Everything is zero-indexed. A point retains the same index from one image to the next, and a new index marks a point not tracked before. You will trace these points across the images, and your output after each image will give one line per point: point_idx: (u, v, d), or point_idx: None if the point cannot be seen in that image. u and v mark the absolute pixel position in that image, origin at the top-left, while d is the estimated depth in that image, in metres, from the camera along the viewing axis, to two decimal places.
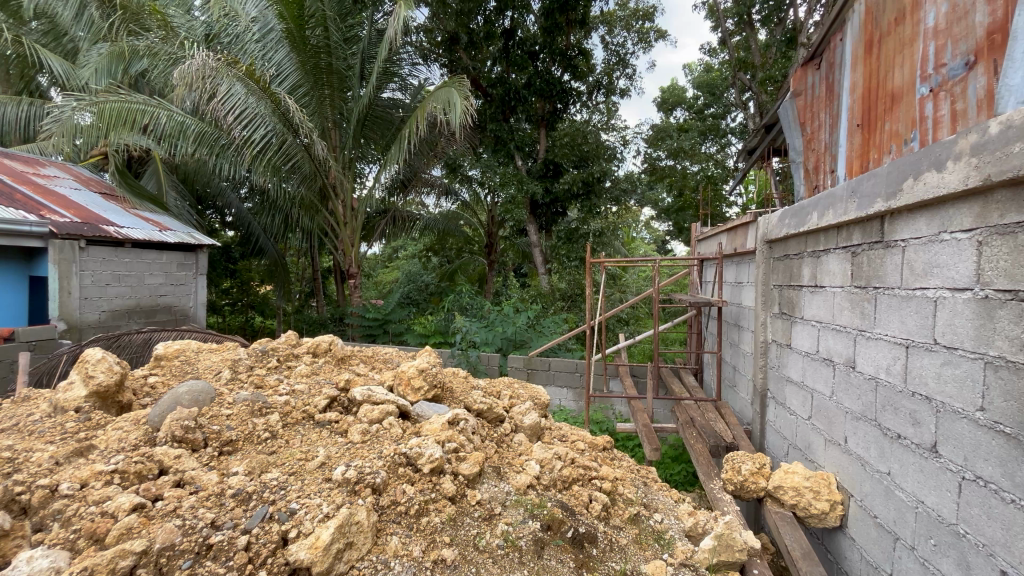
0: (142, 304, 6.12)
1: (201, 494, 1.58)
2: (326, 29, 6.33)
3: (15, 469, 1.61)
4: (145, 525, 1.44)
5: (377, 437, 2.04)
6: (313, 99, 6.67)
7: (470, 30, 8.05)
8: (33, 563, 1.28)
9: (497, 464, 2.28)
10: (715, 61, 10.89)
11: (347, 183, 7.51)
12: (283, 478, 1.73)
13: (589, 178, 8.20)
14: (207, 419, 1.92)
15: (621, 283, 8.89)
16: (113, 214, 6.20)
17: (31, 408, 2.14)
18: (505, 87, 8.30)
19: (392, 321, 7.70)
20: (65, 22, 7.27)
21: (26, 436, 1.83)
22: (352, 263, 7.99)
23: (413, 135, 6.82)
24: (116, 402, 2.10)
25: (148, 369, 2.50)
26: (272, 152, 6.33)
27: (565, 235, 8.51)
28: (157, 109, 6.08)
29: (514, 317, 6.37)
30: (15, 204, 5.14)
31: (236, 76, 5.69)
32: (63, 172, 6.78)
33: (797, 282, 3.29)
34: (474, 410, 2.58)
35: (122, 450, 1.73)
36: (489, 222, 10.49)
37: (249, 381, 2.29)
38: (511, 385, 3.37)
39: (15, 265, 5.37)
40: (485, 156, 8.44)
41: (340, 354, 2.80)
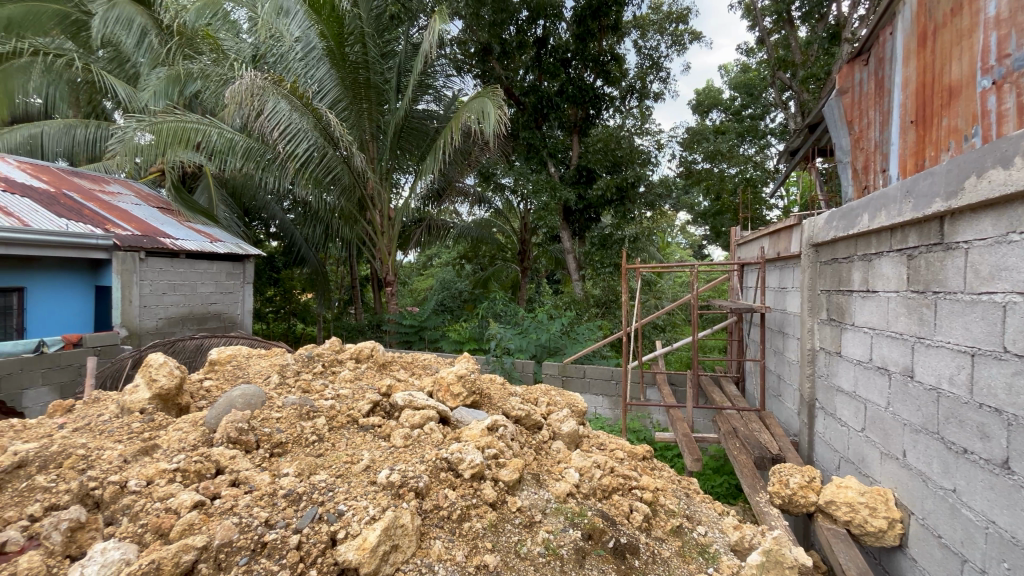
0: (195, 311, 6.46)
1: (256, 493, 1.65)
2: (365, 45, 6.55)
3: (88, 466, 1.73)
4: (205, 522, 1.52)
5: (419, 442, 2.08)
6: (352, 113, 6.91)
7: (503, 40, 8.07)
8: (106, 555, 1.37)
9: (536, 471, 2.27)
10: (753, 61, 10.62)
11: (384, 194, 7.72)
12: (331, 480, 1.77)
13: (623, 183, 8.10)
14: (259, 422, 2.00)
15: (656, 289, 8.72)
16: (169, 227, 6.58)
17: (100, 408, 2.29)
18: (538, 95, 8.37)
19: (428, 328, 7.84)
20: (127, 49, 7.81)
21: (98, 435, 1.96)
22: (389, 271, 8.19)
23: (448, 145, 6.95)
24: (176, 404, 2.22)
25: (203, 373, 2.62)
26: (314, 165, 6.57)
27: (598, 241, 8.38)
28: (208, 127, 6.43)
29: (548, 324, 6.36)
30: (83, 219, 5.55)
31: (281, 94, 5.97)
32: (126, 188, 7.26)
33: (847, 287, 3.14)
34: (512, 416, 2.59)
35: (182, 449, 1.83)
36: (522, 229, 10.54)
37: (296, 386, 2.37)
38: (548, 392, 3.36)
39: (83, 274, 5.81)
40: (518, 164, 8.50)
41: (381, 359, 2.86)
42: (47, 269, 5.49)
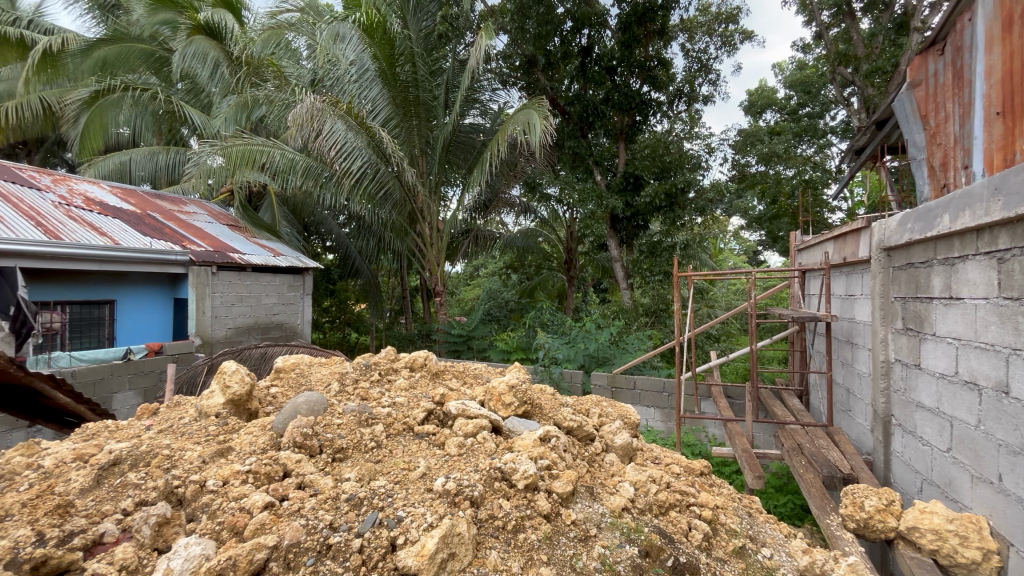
0: (261, 322, 6.87)
1: (320, 497, 1.72)
2: (414, 64, 6.88)
3: (172, 466, 1.86)
4: (275, 522, 1.60)
5: (472, 451, 2.11)
6: (403, 130, 7.18)
7: (548, 51, 8.09)
8: (188, 550, 1.48)
9: (590, 484, 2.23)
10: (810, 57, 10.11)
11: (433, 207, 7.93)
12: (390, 486, 1.82)
13: (672, 189, 7.89)
14: (322, 427, 2.09)
15: (708, 297, 8.42)
16: (237, 243, 7.06)
17: (181, 412, 2.47)
18: (583, 104, 8.36)
19: (476, 337, 7.95)
20: (202, 81, 8.51)
21: (179, 437, 2.11)
22: (438, 281, 8.39)
23: (495, 157, 7.07)
24: (246, 409, 2.35)
25: (270, 380, 2.76)
26: (368, 180, 6.85)
27: (647, 249, 8.21)
28: (273, 148, 6.86)
29: (596, 333, 6.26)
30: (164, 237, 6.05)
31: (337, 115, 6.30)
32: (200, 208, 7.88)
33: (925, 293, 2.91)
34: (564, 427, 2.56)
35: (254, 452, 1.93)
36: (568, 239, 10.51)
37: (355, 394, 2.46)
38: (600, 403, 3.30)
39: (163, 288, 6.33)
40: (564, 173, 8.50)
41: (434, 368, 2.91)
42: (133, 283, 6.03)
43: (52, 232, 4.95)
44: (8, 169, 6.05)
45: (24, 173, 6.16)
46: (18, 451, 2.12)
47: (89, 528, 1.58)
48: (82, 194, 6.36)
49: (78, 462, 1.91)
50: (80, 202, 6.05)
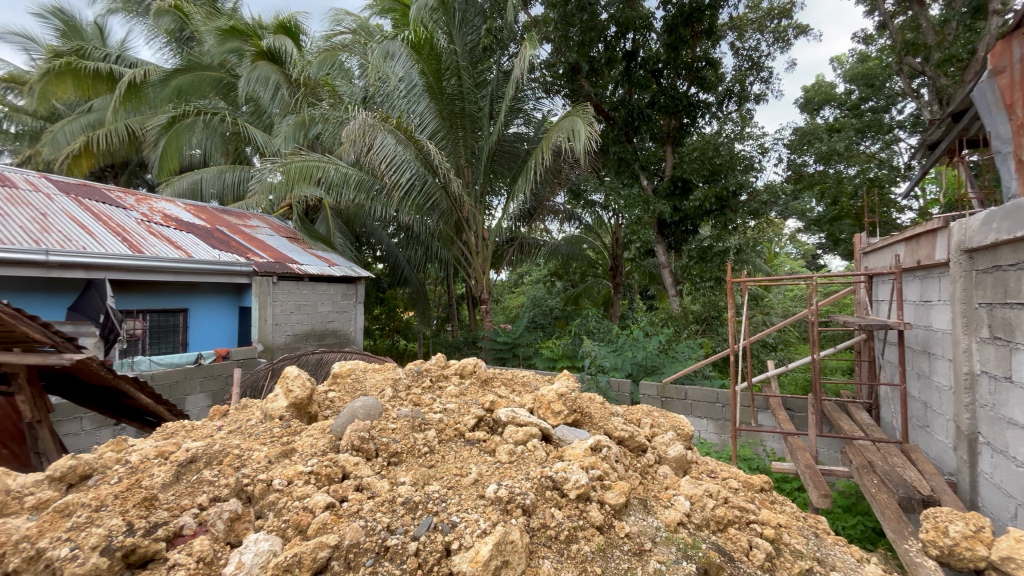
0: (317, 329, 7.20)
1: (378, 499, 1.77)
2: (460, 77, 7.06)
3: (242, 464, 1.98)
4: (336, 522, 1.66)
5: (523, 458, 2.12)
6: (449, 142, 7.37)
7: (592, 57, 8.08)
8: (258, 546, 1.56)
9: (643, 496, 2.17)
10: (872, 49, 9.54)
11: (479, 216, 8.05)
12: (443, 491, 1.85)
13: (723, 192, 7.61)
14: (378, 431, 2.15)
15: (764, 304, 8.04)
16: (296, 254, 7.46)
17: (249, 413, 2.62)
18: (628, 109, 8.24)
19: (521, 345, 7.97)
20: (265, 103, 9.10)
21: (247, 438, 2.25)
22: (483, 289, 8.48)
23: (539, 165, 7.10)
24: (307, 412, 2.46)
25: (328, 384, 2.87)
26: (416, 192, 7.07)
27: (697, 255, 7.90)
28: (328, 164, 7.22)
29: (644, 341, 6.11)
30: (231, 250, 6.49)
31: (388, 130, 6.56)
32: (262, 222, 8.39)
33: (1014, 299, 2.65)
34: (615, 437, 2.51)
35: (315, 453, 2.01)
36: (613, 245, 10.37)
37: (408, 399, 2.52)
38: (651, 413, 3.22)
39: (229, 297, 6.77)
40: (609, 179, 8.41)
41: (483, 375, 2.94)
42: (204, 293, 6.49)
43: (135, 247, 5.42)
44: (99, 191, 6.68)
45: (113, 194, 6.79)
46: (109, 447, 2.32)
47: (169, 521, 1.70)
48: (161, 211, 6.93)
49: (159, 459, 2.06)
50: (159, 218, 6.59)
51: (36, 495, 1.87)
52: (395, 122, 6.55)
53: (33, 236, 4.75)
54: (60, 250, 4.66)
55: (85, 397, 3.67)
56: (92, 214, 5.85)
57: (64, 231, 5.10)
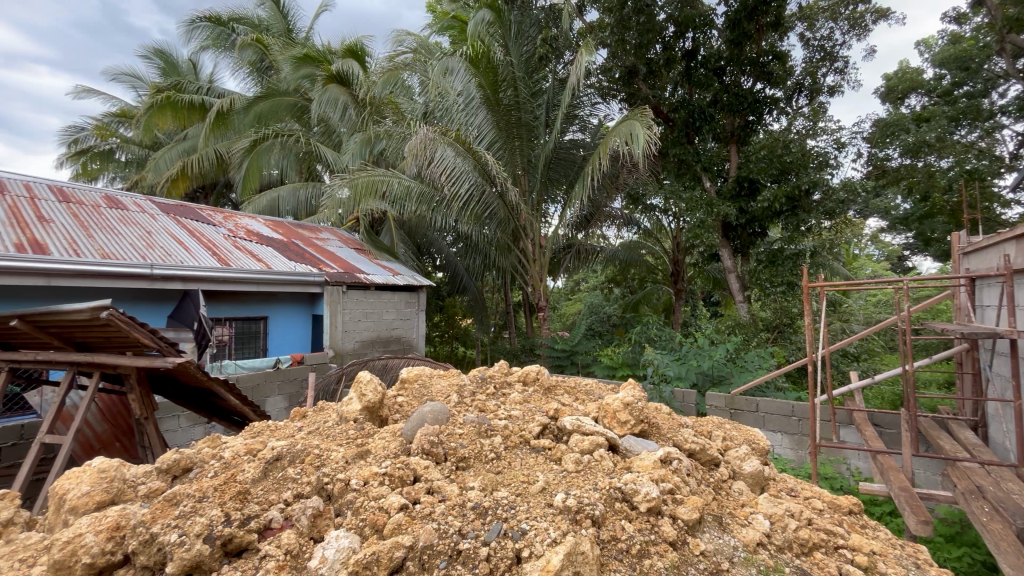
0: (382, 336, 7.50)
1: (448, 503, 1.81)
2: (516, 88, 7.20)
3: (322, 463, 2.08)
4: (410, 523, 1.71)
5: (590, 469, 2.09)
6: (506, 152, 7.47)
7: (649, 59, 7.92)
8: (338, 542, 1.63)
9: (718, 513, 2.07)
10: (968, 28, 8.64)
11: (536, 223, 8.07)
12: (512, 498, 1.86)
13: (794, 192, 7.13)
14: (446, 436, 2.20)
15: (844, 310, 7.48)
16: (362, 264, 7.83)
17: (325, 415, 2.76)
18: (689, 109, 7.95)
19: (579, 353, 7.87)
20: (334, 123, 9.70)
21: (325, 438, 2.37)
22: (541, 296, 8.47)
23: (596, 171, 7.02)
24: (379, 415, 2.56)
25: (397, 389, 2.97)
26: (475, 202, 7.22)
27: (766, 258, 7.43)
28: (391, 178, 7.54)
29: (710, 350, 5.82)
30: (305, 261, 6.93)
31: (447, 143, 6.76)
32: (332, 235, 8.92)
33: None
34: (686, 449, 2.42)
35: (388, 455, 2.09)
36: (674, 250, 10.07)
37: (473, 406, 2.56)
38: (722, 426, 3.08)
39: (303, 305, 7.21)
40: (669, 182, 8.17)
41: (547, 383, 2.94)
42: (282, 302, 6.96)
43: (223, 260, 5.93)
44: (193, 210, 7.37)
45: (204, 213, 7.48)
46: (205, 442, 2.52)
47: (260, 513, 1.82)
48: (244, 227, 7.54)
49: (248, 455, 2.23)
50: (243, 234, 7.19)
51: (148, 485, 2.08)
52: (454, 134, 6.75)
53: (141, 252, 5.33)
54: (163, 264, 5.21)
55: (183, 396, 4.04)
56: (188, 231, 6.48)
57: (165, 247, 5.69)
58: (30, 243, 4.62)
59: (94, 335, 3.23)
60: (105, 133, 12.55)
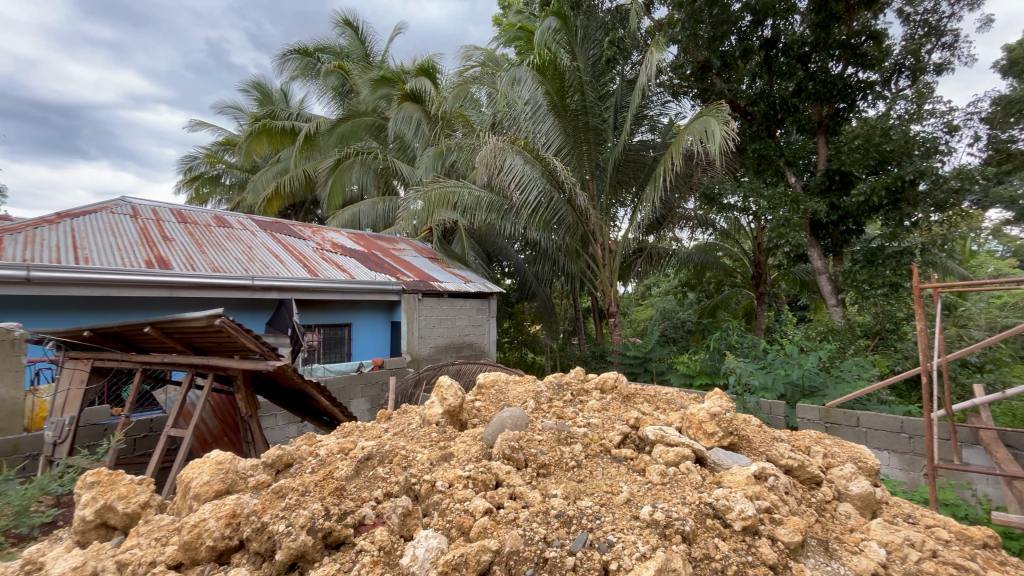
0: (456, 342, 7.72)
1: (532, 509, 1.81)
2: (583, 93, 7.15)
3: (408, 464, 2.16)
4: (495, 528, 1.73)
5: (676, 481, 2.00)
6: (574, 157, 7.45)
7: (723, 53, 7.56)
8: (428, 542, 1.68)
9: (824, 538, 1.89)
10: None
11: (606, 228, 7.92)
12: (596, 507, 1.83)
13: (896, 183, 6.39)
14: (526, 442, 2.21)
15: (961, 314, 6.60)
16: (436, 273, 8.14)
17: (409, 417, 2.86)
18: (769, 101, 7.46)
19: (653, 360, 7.55)
20: (409, 139, 10.19)
21: (410, 440, 2.46)
22: (611, 302, 8.27)
23: (669, 171, 6.78)
24: (459, 419, 2.63)
25: (474, 394, 3.02)
26: (543, 209, 7.24)
27: (863, 258, 6.77)
28: (462, 188, 7.76)
29: (800, 359, 5.33)
30: (383, 271, 7.32)
31: (516, 151, 6.84)
32: (408, 246, 9.38)
33: None
34: (782, 466, 2.26)
35: (471, 459, 2.14)
36: (755, 251, 9.48)
37: (551, 412, 2.55)
38: (821, 441, 2.83)
39: (382, 313, 7.61)
40: (748, 179, 7.70)
41: (625, 391, 2.86)
42: (363, 309, 7.39)
43: (313, 272, 6.42)
44: (286, 226, 8.05)
45: (295, 228, 8.15)
46: (303, 440, 2.71)
47: (354, 509, 1.91)
48: (330, 240, 8.12)
49: (341, 454, 2.37)
50: (329, 246, 7.74)
51: (256, 477, 2.27)
52: (522, 143, 6.82)
53: (243, 266, 5.90)
54: (262, 276, 5.72)
55: (280, 397, 4.40)
56: (282, 245, 7.08)
57: (263, 261, 6.26)
58: (156, 260, 5.30)
59: (209, 340, 3.61)
60: (213, 160, 14.08)
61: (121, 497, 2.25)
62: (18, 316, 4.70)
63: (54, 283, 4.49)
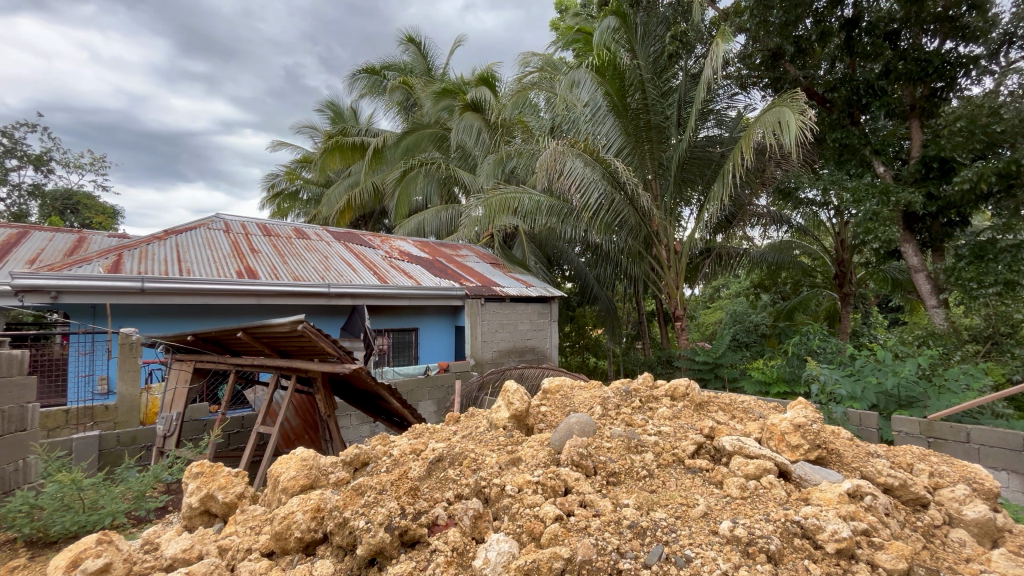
0: (519, 346, 7.77)
1: (603, 518, 1.78)
2: (644, 91, 6.98)
3: (478, 467, 2.20)
4: (566, 535, 1.71)
5: (758, 496, 1.88)
6: (636, 157, 7.30)
7: (798, 38, 7.04)
8: (499, 546, 1.69)
9: (934, 566, 1.70)
10: None
11: (670, 228, 7.66)
12: (671, 520, 1.77)
13: (1010, 167, 5.53)
14: (595, 449, 2.17)
15: None
16: (499, 278, 8.28)
17: (476, 421, 2.91)
18: (852, 86, 6.91)
19: (724, 365, 7.17)
20: (470, 147, 10.46)
21: (478, 443, 2.50)
22: (677, 305, 7.94)
23: (739, 166, 6.43)
24: (526, 424, 2.64)
25: (539, 399, 3.02)
26: (604, 211, 7.11)
27: (969, 253, 6.04)
28: (523, 194, 7.79)
29: (895, 365, 4.79)
30: (448, 277, 7.54)
31: (576, 154, 6.75)
32: (471, 253, 9.60)
33: None
34: (880, 484, 2.07)
35: (539, 464, 2.13)
36: (838, 248, 8.80)
37: (619, 419, 2.49)
38: (926, 458, 2.56)
39: (447, 318, 7.83)
40: (828, 171, 7.13)
41: (698, 399, 2.74)
42: (429, 315, 7.65)
43: (382, 279, 6.74)
44: (358, 236, 8.52)
45: (366, 237, 8.59)
46: (378, 440, 2.84)
47: (428, 509, 1.96)
48: (398, 248, 8.50)
49: (413, 455, 2.46)
50: (397, 254, 8.10)
51: (336, 473, 2.39)
52: (583, 145, 6.74)
53: (321, 274, 6.31)
54: (337, 284, 6.08)
55: (355, 398, 4.64)
56: (355, 255, 7.50)
57: (338, 269, 6.66)
58: (246, 271, 5.80)
59: (293, 345, 3.88)
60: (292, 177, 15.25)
61: (221, 488, 2.47)
62: (134, 322, 5.30)
63: (163, 293, 5.03)
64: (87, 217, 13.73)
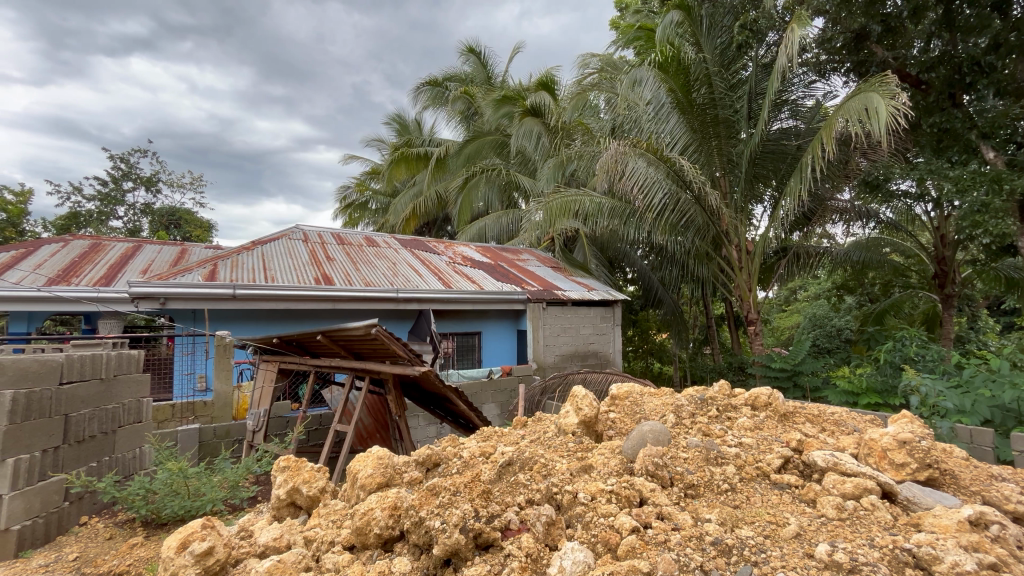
0: (581, 350, 7.67)
1: (684, 533, 1.70)
2: (711, 84, 6.69)
3: (549, 474, 2.18)
4: (644, 548, 1.63)
5: (858, 518, 1.72)
6: (702, 154, 7.04)
7: (886, 16, 6.42)
8: (574, 555, 1.65)
9: None
10: None
11: (741, 227, 7.26)
12: (760, 539, 1.66)
13: None
14: (671, 459, 2.09)
15: None
16: (561, 281, 8.27)
17: (544, 426, 2.89)
18: (954, 64, 6.21)
19: (804, 373, 6.67)
20: (530, 152, 10.56)
21: (547, 447, 2.49)
22: (750, 308, 7.49)
23: (818, 159, 5.96)
24: (595, 430, 2.59)
25: (607, 405, 2.95)
26: (669, 212, 6.85)
27: None
28: (584, 196, 7.70)
29: (1016, 376, 4.19)
30: (510, 281, 7.64)
31: (639, 154, 6.54)
32: (532, 257, 9.62)
33: None
34: (1008, 512, 1.83)
35: (611, 473, 2.09)
36: (936, 243, 7.93)
37: (695, 428, 2.38)
38: None
39: (508, 322, 7.89)
40: (924, 160, 6.45)
41: (782, 410, 2.57)
42: (491, 319, 7.75)
43: (446, 283, 6.94)
44: (422, 243, 8.81)
45: (431, 244, 8.87)
46: (447, 441, 2.90)
47: (500, 513, 1.96)
48: (460, 254, 8.70)
49: (483, 458, 2.49)
50: (460, 259, 8.30)
51: (410, 472, 2.47)
52: (646, 144, 6.52)
53: (390, 280, 6.61)
54: (405, 289, 6.32)
55: (423, 399, 4.78)
56: (420, 261, 7.76)
57: (405, 275, 6.94)
58: (322, 277, 6.17)
59: (366, 347, 4.07)
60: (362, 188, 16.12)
61: (305, 481, 2.63)
62: (228, 325, 5.81)
63: (252, 298, 5.46)
64: (188, 231, 15.26)
